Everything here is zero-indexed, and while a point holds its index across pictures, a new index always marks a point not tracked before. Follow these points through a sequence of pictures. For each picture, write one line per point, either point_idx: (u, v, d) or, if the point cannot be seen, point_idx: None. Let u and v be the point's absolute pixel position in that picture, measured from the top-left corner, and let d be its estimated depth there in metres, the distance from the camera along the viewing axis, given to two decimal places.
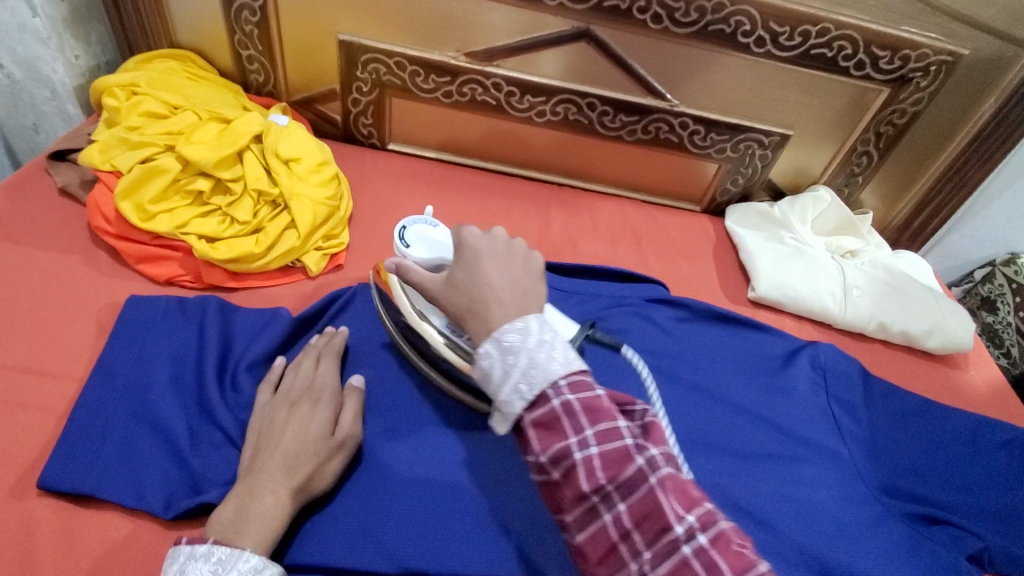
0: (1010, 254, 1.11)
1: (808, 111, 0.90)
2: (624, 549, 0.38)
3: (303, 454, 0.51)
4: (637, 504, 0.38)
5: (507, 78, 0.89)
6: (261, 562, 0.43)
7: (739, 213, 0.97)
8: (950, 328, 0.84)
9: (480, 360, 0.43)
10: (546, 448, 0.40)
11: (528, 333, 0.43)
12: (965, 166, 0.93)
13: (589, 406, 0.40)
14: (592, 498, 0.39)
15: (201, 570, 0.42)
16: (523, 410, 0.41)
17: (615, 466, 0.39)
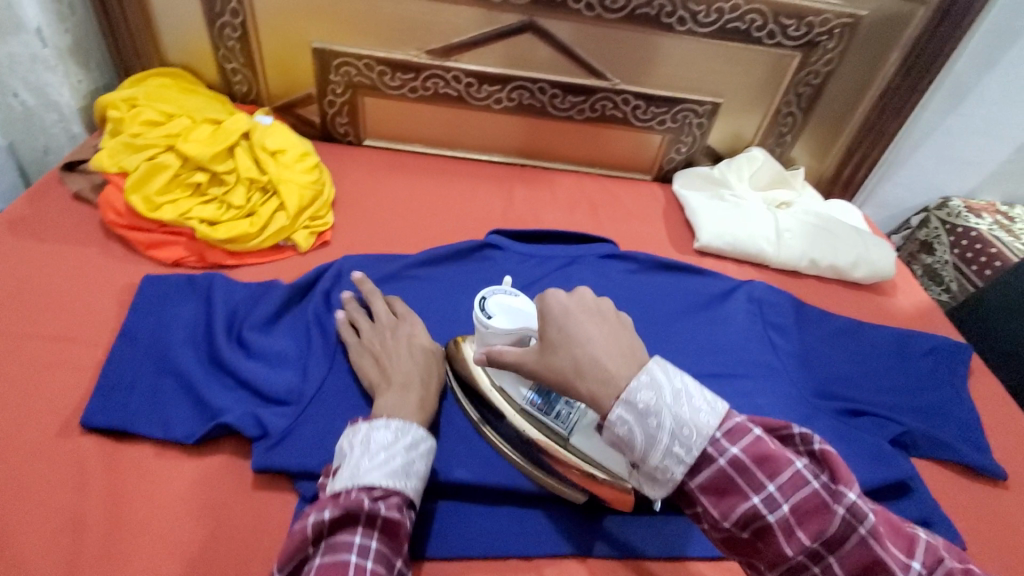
0: (943, 199, 1.23)
1: (733, 80, 1.01)
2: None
3: (427, 367, 0.66)
4: (849, 556, 0.41)
5: (464, 71, 1.00)
6: (422, 432, 0.57)
7: (685, 178, 1.08)
8: (872, 259, 0.94)
9: (615, 427, 0.45)
10: (729, 512, 0.43)
11: (661, 388, 0.45)
12: (880, 118, 1.04)
13: (762, 460, 0.43)
14: (800, 557, 0.42)
15: (385, 434, 0.55)
16: (683, 475, 0.44)
17: (814, 517, 0.41)
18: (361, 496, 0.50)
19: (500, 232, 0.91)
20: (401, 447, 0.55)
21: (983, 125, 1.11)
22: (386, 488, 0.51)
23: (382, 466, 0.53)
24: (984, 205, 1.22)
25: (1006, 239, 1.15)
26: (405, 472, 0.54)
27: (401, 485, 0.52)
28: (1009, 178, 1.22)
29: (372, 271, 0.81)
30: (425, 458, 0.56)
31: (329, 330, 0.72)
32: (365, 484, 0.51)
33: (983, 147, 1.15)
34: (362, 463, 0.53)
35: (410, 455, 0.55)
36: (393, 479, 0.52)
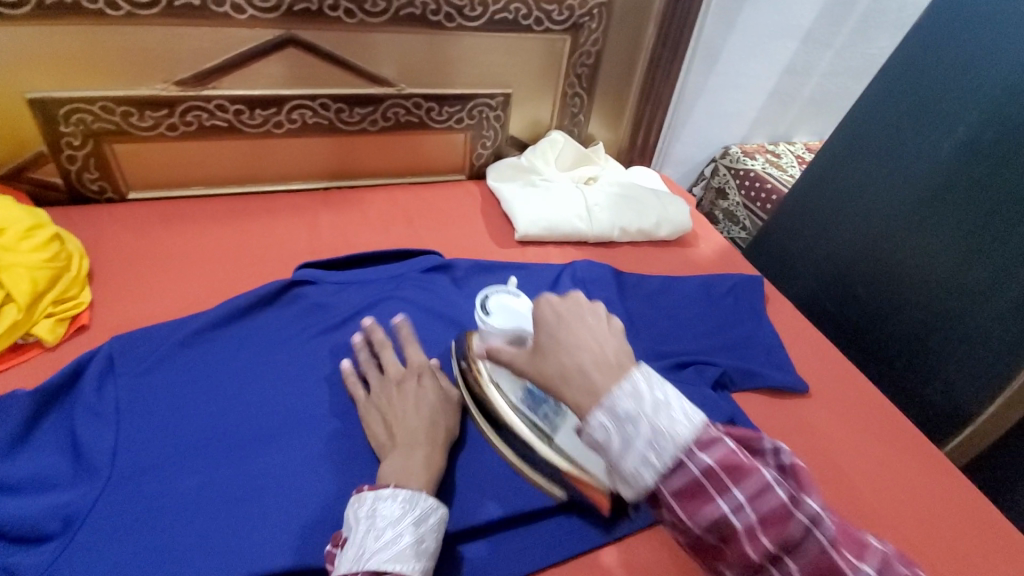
0: (724, 149, 1.39)
1: (515, 69, 1.03)
2: (697, 546, 0.41)
3: (438, 417, 0.63)
4: (811, 565, 0.38)
5: (228, 98, 0.89)
6: (435, 504, 0.54)
7: (497, 170, 1.08)
8: (671, 216, 1.02)
9: (595, 432, 0.42)
10: (695, 516, 0.39)
11: (642, 396, 0.42)
12: (654, 86, 1.13)
13: (636, 429, 0.41)
14: (763, 564, 0.39)
15: (393, 507, 0.52)
16: (654, 481, 0.40)
17: (669, 480, 0.40)
18: None
19: (309, 264, 0.82)
20: (409, 522, 0.51)
21: (738, 80, 1.26)
22: (394, 571, 0.48)
23: (389, 548, 0.49)
24: (756, 148, 1.40)
25: (777, 175, 1.32)
26: (413, 552, 0.50)
27: (410, 568, 0.49)
28: (769, 121, 1.40)
29: (151, 346, 0.68)
30: (435, 533, 0.53)
31: (102, 432, 0.60)
32: (371, 568, 0.47)
33: (743, 99, 1.31)
34: (368, 542, 0.49)
35: (421, 529, 0.52)
36: (398, 561, 0.48)
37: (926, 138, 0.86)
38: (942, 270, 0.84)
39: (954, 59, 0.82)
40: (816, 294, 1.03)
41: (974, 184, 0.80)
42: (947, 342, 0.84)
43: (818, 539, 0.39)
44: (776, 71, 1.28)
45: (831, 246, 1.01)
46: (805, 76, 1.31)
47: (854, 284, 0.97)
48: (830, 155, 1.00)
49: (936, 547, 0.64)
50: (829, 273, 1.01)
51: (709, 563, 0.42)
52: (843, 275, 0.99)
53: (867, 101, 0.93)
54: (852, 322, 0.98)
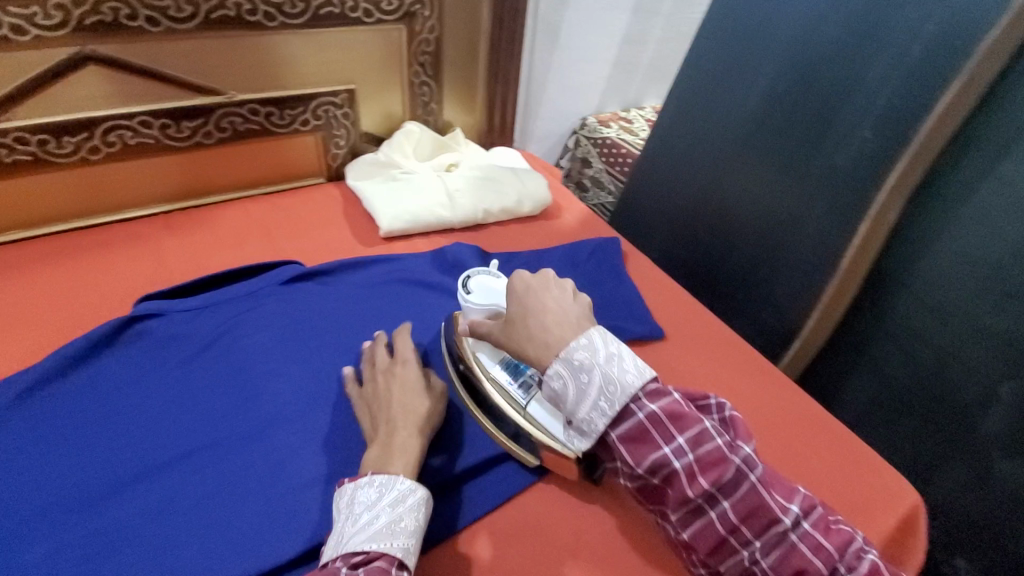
0: (582, 120, 1.46)
1: (354, 64, 1.01)
2: (736, 539, 0.52)
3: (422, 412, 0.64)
4: (743, 503, 0.52)
5: (25, 129, 0.79)
6: (412, 486, 0.56)
7: (357, 168, 1.06)
8: (531, 191, 1.05)
9: (553, 381, 0.56)
10: (642, 461, 0.52)
11: (596, 351, 0.56)
12: (499, 66, 1.15)
13: (672, 415, 0.53)
14: (699, 500, 0.52)
15: (370, 492, 0.54)
16: (606, 426, 0.54)
17: (715, 467, 0.52)
18: (340, 564, 0.49)
19: (150, 296, 0.77)
20: (386, 504, 0.54)
21: (581, 53, 1.32)
22: (369, 551, 0.50)
23: (365, 529, 0.52)
24: (610, 116, 1.47)
25: (631, 139, 1.41)
26: (390, 531, 0.52)
27: (386, 547, 0.50)
28: (619, 89, 1.48)
29: None
30: (416, 512, 0.54)
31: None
32: (347, 550, 0.50)
33: (590, 71, 1.37)
34: (347, 528, 0.52)
35: (398, 510, 0.54)
36: (374, 539, 0.51)
37: (735, 90, 0.96)
38: (763, 204, 0.94)
39: (751, 18, 0.93)
40: (671, 246, 1.11)
41: (776, 126, 0.91)
42: (774, 272, 0.94)
43: (749, 478, 0.52)
44: (615, 41, 1.35)
45: (675, 198, 1.09)
46: (642, 44, 1.40)
47: (697, 231, 1.06)
48: (664, 116, 1.09)
49: (777, 454, 0.72)
50: (676, 224, 1.09)
51: (746, 549, 0.52)
52: (688, 224, 1.07)
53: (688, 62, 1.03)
54: (698, 265, 1.07)
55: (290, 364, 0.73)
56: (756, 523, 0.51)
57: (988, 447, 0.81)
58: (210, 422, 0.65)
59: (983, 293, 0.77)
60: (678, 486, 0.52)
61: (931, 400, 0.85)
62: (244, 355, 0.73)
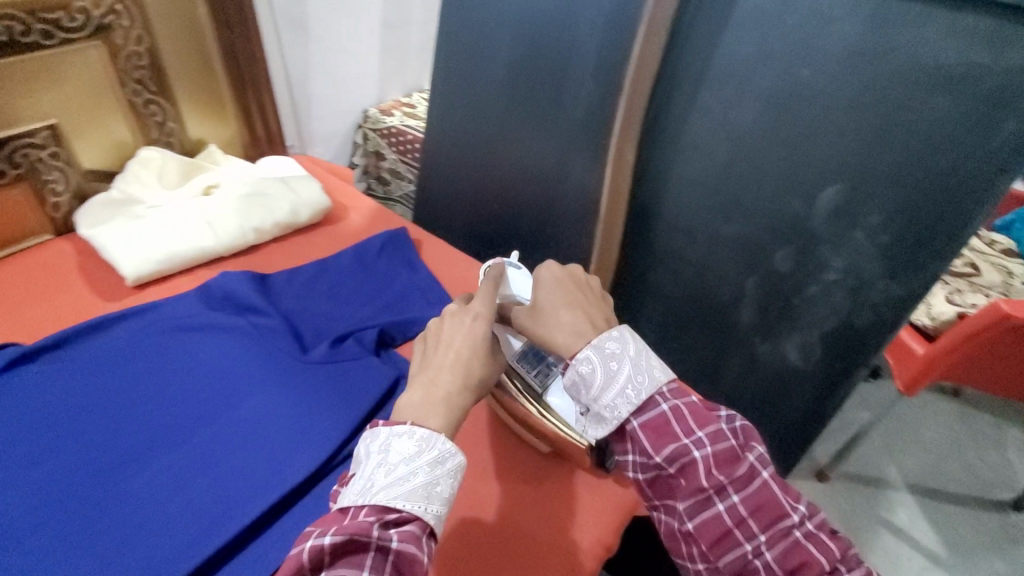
0: (363, 112, 1.40)
1: (49, 95, 0.84)
2: (742, 533, 0.48)
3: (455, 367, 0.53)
4: (751, 497, 0.49)
5: None
6: (456, 447, 0.48)
7: (87, 212, 0.90)
8: (304, 197, 0.98)
9: (580, 365, 0.53)
10: (662, 450, 0.50)
11: (626, 343, 0.54)
12: (242, 70, 1.07)
13: (695, 410, 0.51)
14: (710, 492, 0.49)
15: (408, 444, 0.47)
16: (629, 413, 0.52)
17: (728, 462, 0.49)
18: (372, 516, 0.43)
19: None
20: (424, 462, 0.46)
21: (340, 45, 1.25)
22: (403, 511, 0.44)
23: (400, 485, 0.45)
24: (393, 104, 1.43)
25: (417, 125, 1.38)
26: (425, 493, 0.45)
27: (418, 510, 0.44)
28: (395, 74, 1.44)
29: None
30: (452, 477, 0.47)
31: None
32: (380, 504, 0.44)
33: (357, 62, 1.32)
34: (377, 476, 0.46)
35: (437, 471, 0.46)
36: (408, 499, 0.44)
37: (479, 59, 0.97)
38: (530, 166, 0.98)
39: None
40: (467, 224, 1.13)
41: (523, 88, 0.94)
42: (555, 226, 0.99)
43: (762, 476, 0.50)
44: (374, 27, 1.30)
45: (457, 176, 1.10)
46: (404, 27, 1.37)
47: (485, 204, 1.08)
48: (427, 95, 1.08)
49: None
50: (466, 201, 1.11)
51: (752, 546, 0.48)
52: (475, 199, 1.09)
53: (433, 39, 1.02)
54: (495, 236, 1.10)
55: (15, 474, 0.61)
56: (765, 518, 0.48)
57: (749, 337, 0.94)
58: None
59: (717, 208, 0.88)
60: (694, 476, 0.49)
61: (702, 309, 0.97)
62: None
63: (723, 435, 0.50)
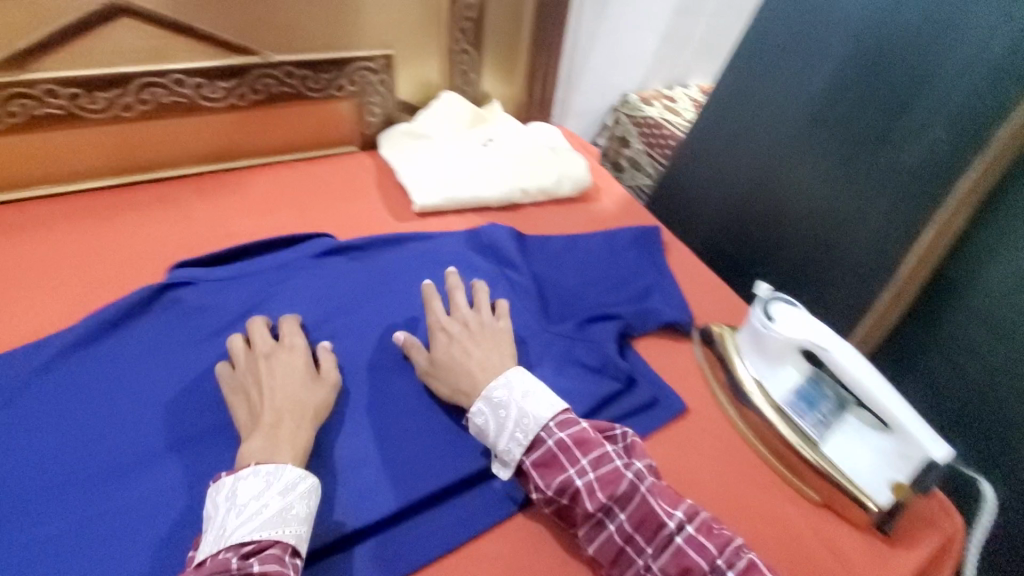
0: (623, 96, 1.39)
1: (393, 27, 0.96)
2: (631, 548, 0.55)
3: (306, 400, 0.61)
4: (635, 511, 0.56)
5: (57, 81, 0.77)
6: (303, 472, 0.54)
7: (389, 137, 1.02)
8: (570, 172, 1.01)
9: (476, 417, 0.62)
10: (551, 483, 0.57)
11: (487, 404, 0.62)
12: (545, 37, 1.09)
13: (578, 441, 0.59)
14: (598, 514, 0.56)
15: (256, 481, 0.52)
16: (522, 454, 0.60)
17: (610, 485, 0.57)
18: (229, 555, 0.48)
19: (183, 263, 0.75)
20: (274, 492, 0.52)
21: (629, 26, 1.25)
22: (259, 540, 0.49)
23: (254, 519, 0.50)
24: (654, 94, 1.40)
25: (674, 120, 1.34)
26: (281, 518, 0.51)
27: (276, 533, 0.50)
28: (665, 66, 1.41)
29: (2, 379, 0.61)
30: (307, 497, 0.54)
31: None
32: (233, 542, 0.49)
33: (637, 45, 1.31)
34: (229, 520, 0.50)
35: (288, 497, 0.52)
36: (265, 528, 0.50)
37: (800, 75, 0.92)
38: (816, 201, 0.91)
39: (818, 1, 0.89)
40: (714, 241, 1.08)
41: (841, 117, 0.87)
42: (823, 272, 0.91)
43: (639, 490, 0.57)
44: (665, 13, 1.27)
45: (718, 189, 1.06)
46: (693, 18, 1.32)
47: (744, 225, 1.02)
48: (715, 103, 1.05)
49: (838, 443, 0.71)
50: (719, 218, 1.06)
51: (642, 561, 0.55)
52: (733, 217, 1.04)
53: (747, 47, 0.99)
54: (740, 262, 1.04)
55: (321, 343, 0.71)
56: (647, 531, 0.55)
57: None
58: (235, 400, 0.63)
59: None
60: (583, 503, 0.56)
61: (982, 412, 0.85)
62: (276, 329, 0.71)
63: (602, 466, 0.58)
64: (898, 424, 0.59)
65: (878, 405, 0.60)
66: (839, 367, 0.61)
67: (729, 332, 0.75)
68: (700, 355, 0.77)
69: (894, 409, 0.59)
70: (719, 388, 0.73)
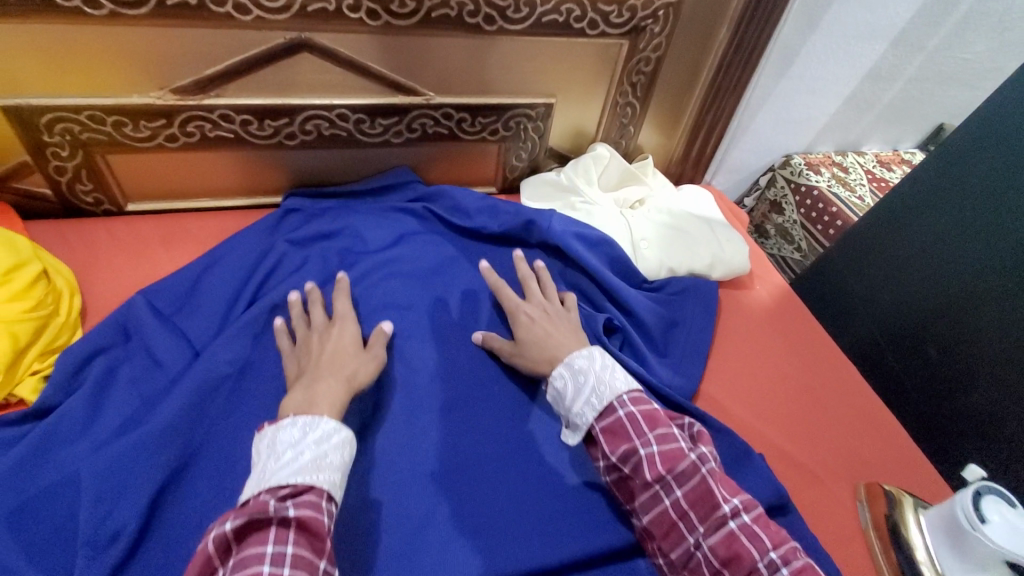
0: (785, 157, 1.24)
1: (560, 76, 0.89)
2: (684, 525, 0.54)
3: (349, 362, 0.64)
4: (691, 489, 0.54)
5: (233, 108, 0.77)
6: (338, 425, 0.54)
7: (533, 188, 0.96)
8: (727, 257, 0.90)
9: (555, 381, 0.64)
10: (615, 450, 0.58)
11: (570, 367, 0.64)
12: (719, 95, 0.97)
13: (648, 416, 0.58)
14: (655, 485, 0.56)
15: (292, 432, 0.52)
16: (593, 420, 0.61)
17: (673, 461, 0.56)
18: (267, 497, 0.47)
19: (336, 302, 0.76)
20: (309, 441, 0.51)
21: (812, 85, 1.10)
22: (295, 485, 0.48)
23: (290, 464, 0.49)
24: (821, 159, 1.24)
25: (844, 195, 1.18)
26: (316, 465, 0.50)
27: (313, 480, 0.48)
28: (840, 128, 1.24)
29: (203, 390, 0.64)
30: (341, 450, 0.53)
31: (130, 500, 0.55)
32: (271, 485, 0.47)
33: (815, 105, 1.15)
34: (269, 466, 0.50)
35: (322, 447, 0.51)
36: (301, 470, 0.49)
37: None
38: (1016, 345, 0.77)
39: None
40: (879, 347, 0.98)
41: None
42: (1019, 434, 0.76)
43: (700, 473, 0.55)
44: (857, 74, 1.11)
45: (895, 292, 0.95)
46: (889, 81, 1.15)
47: (918, 341, 0.91)
48: (905, 207, 0.92)
49: None
50: (892, 323, 0.96)
51: (693, 538, 0.53)
52: (907, 328, 0.93)
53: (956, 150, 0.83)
54: (910, 380, 0.92)
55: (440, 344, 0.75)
56: (702, 509, 0.53)
57: None
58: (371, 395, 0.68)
59: None
60: (640, 471, 0.56)
61: None
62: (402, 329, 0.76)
63: (667, 440, 0.57)
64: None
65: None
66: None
67: (914, 506, 0.64)
68: (866, 517, 0.65)
69: None
70: (885, 563, 0.61)
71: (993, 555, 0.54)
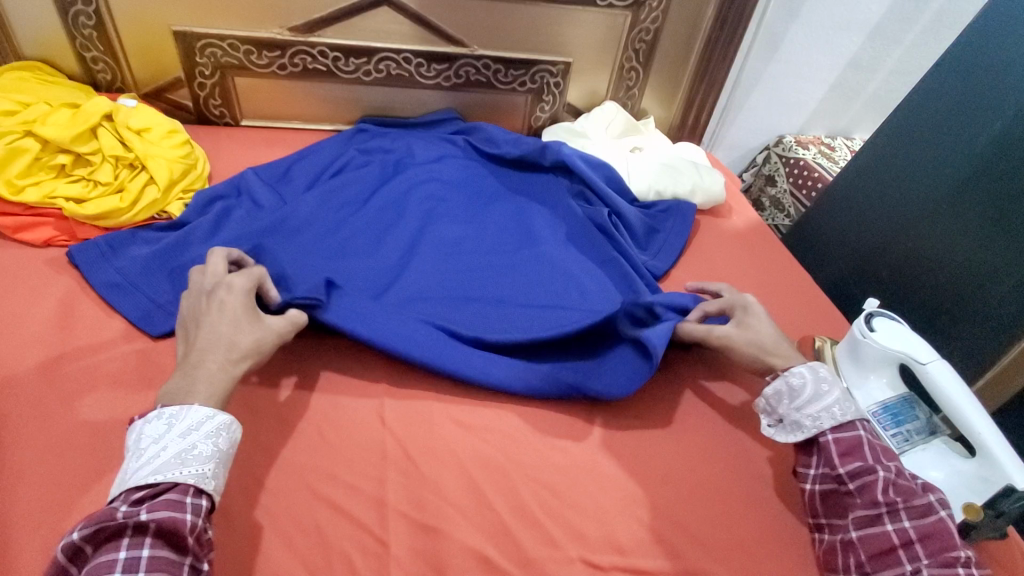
0: (779, 137, 1.43)
1: (577, 41, 1.13)
2: (906, 553, 0.54)
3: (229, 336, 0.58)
4: (925, 524, 0.55)
5: (329, 46, 1.05)
6: (211, 411, 0.53)
7: (552, 132, 1.19)
8: (707, 186, 1.09)
9: (794, 377, 0.65)
10: (848, 464, 0.60)
11: (814, 372, 0.65)
12: (709, 66, 1.19)
13: (887, 449, 0.61)
14: (884, 509, 0.57)
15: (156, 425, 0.51)
16: (828, 428, 0.62)
17: (907, 493, 0.57)
18: (122, 503, 0.48)
19: (393, 185, 1.01)
20: (174, 434, 0.51)
21: (799, 69, 1.29)
22: (158, 484, 0.48)
23: (151, 463, 0.49)
24: (811, 139, 1.42)
25: (827, 166, 1.35)
26: (181, 459, 0.50)
27: (175, 476, 0.49)
28: (829, 115, 1.42)
29: (296, 227, 0.89)
30: (214, 437, 0.52)
31: None
32: (130, 487, 0.49)
33: (804, 90, 1.34)
34: (131, 465, 0.50)
35: (190, 438, 0.51)
36: (164, 468, 0.49)
37: (965, 133, 0.91)
38: (963, 255, 0.92)
39: (1008, 55, 0.85)
40: (848, 283, 1.12)
41: (1003, 177, 0.86)
42: (971, 323, 0.92)
43: (940, 513, 0.56)
44: (840, 63, 1.30)
45: (860, 233, 1.10)
46: (870, 72, 1.33)
47: (881, 270, 1.06)
48: (873, 143, 1.06)
49: None
50: (858, 258, 1.10)
51: (914, 566, 0.54)
52: (870, 261, 1.08)
53: (921, 90, 0.97)
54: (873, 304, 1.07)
55: (466, 222, 0.98)
56: (934, 545, 0.54)
57: None
58: (409, 244, 0.91)
59: None
60: (871, 491, 0.58)
61: None
62: (437, 210, 0.98)
63: (901, 475, 0.59)
64: (984, 447, 0.61)
65: (964, 423, 0.62)
66: (933, 381, 0.64)
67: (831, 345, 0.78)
68: None
69: (982, 432, 0.61)
70: None
71: (883, 355, 0.68)
